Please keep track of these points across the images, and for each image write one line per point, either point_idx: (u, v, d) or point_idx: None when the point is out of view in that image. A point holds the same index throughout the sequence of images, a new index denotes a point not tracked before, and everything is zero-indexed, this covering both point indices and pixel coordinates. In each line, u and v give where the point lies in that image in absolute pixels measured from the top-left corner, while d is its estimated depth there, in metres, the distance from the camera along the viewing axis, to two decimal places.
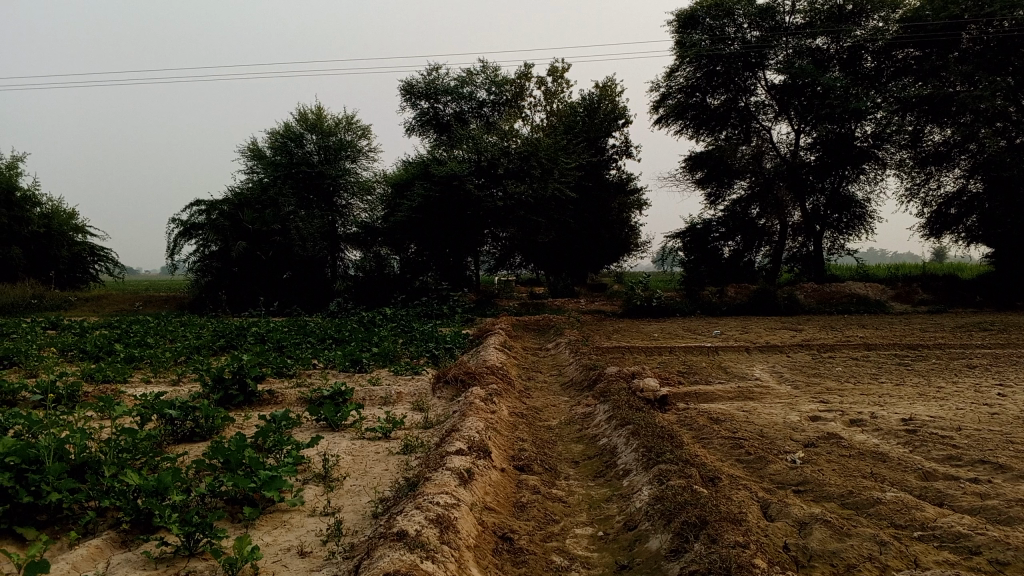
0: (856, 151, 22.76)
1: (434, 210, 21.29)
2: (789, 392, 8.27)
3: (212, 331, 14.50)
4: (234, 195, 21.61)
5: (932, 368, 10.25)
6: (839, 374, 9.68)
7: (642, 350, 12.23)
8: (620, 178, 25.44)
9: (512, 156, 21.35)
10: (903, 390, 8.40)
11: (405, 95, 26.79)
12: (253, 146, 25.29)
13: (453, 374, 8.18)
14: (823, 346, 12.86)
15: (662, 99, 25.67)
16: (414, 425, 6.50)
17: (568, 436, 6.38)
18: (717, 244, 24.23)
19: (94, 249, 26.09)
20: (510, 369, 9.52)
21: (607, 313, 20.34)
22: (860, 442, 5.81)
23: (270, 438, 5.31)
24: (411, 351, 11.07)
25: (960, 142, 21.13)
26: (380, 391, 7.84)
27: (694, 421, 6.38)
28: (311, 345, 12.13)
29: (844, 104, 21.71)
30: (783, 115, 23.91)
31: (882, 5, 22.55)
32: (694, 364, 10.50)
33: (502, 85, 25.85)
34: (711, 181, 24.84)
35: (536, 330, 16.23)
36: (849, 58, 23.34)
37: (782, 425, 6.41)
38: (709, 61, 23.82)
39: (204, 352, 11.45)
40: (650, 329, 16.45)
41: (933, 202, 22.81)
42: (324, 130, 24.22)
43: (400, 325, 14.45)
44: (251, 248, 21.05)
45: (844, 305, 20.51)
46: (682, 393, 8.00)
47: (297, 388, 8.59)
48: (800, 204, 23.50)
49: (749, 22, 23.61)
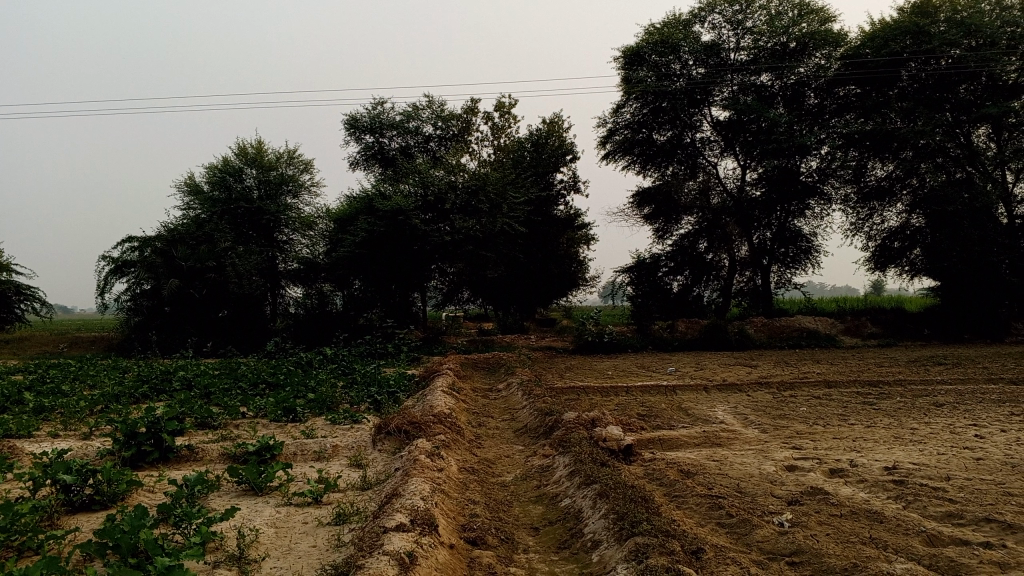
0: (803, 185, 22.57)
1: (377, 243, 20.58)
2: (759, 438, 7.71)
3: (136, 376, 13.46)
4: (167, 232, 20.65)
5: (899, 407, 9.83)
6: (805, 415, 9.17)
7: (598, 391, 11.61)
8: (568, 213, 24.99)
9: (459, 191, 20.91)
10: (876, 433, 7.89)
11: (349, 129, 26.23)
12: (190, 180, 24.31)
13: (395, 424, 7.43)
14: (782, 384, 12.43)
15: (609, 134, 25.38)
16: (351, 486, 5.77)
17: (524, 493, 5.73)
18: (666, 279, 24.08)
19: (20, 288, 24.64)
20: (458, 415, 8.79)
21: (558, 350, 19.76)
22: (848, 497, 5.25)
23: (178, 510, 4.53)
24: (351, 396, 10.26)
25: (902, 178, 21.63)
26: (314, 444, 7.12)
27: (664, 475, 5.79)
28: (242, 391, 11.22)
29: (790, 140, 21.62)
30: (729, 151, 23.95)
31: (825, 42, 22.61)
32: (654, 405, 9.88)
33: (448, 120, 25.26)
34: (659, 216, 24.66)
35: (486, 369, 15.55)
36: (793, 96, 23.33)
37: (760, 478, 5.86)
38: (655, 97, 23.69)
39: (124, 400, 10.50)
40: (604, 366, 15.89)
41: (877, 236, 22.98)
42: (264, 164, 23.42)
43: (341, 366, 13.63)
44: (184, 286, 19.97)
45: (795, 339, 20.29)
46: (646, 440, 7.40)
47: (222, 442, 7.76)
48: (747, 238, 23.45)
49: (695, 59, 23.63)
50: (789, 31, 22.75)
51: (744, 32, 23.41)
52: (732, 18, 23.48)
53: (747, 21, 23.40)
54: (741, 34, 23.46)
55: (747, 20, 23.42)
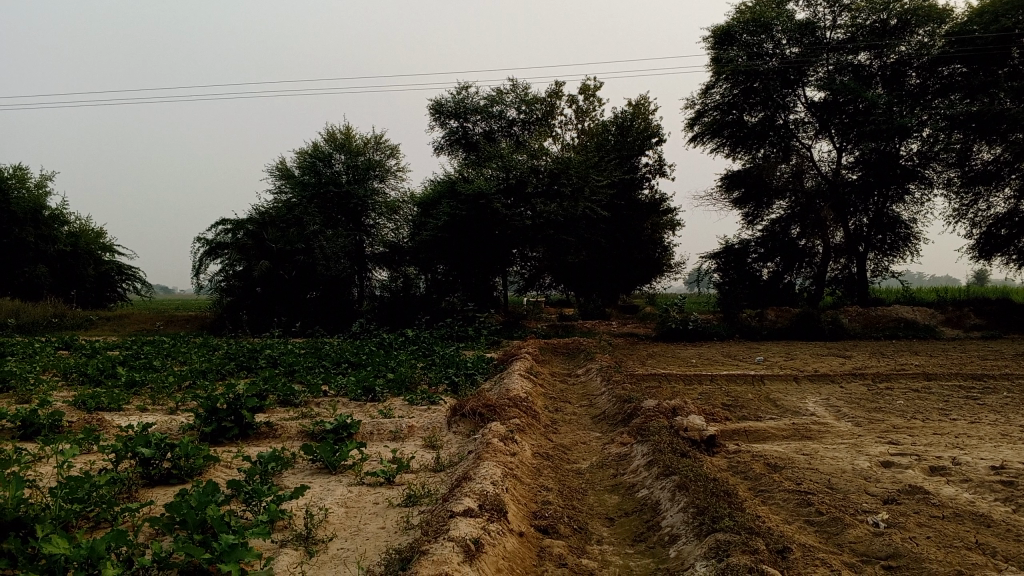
0: (902, 169, 21.58)
1: (459, 228, 20.50)
2: (852, 431, 7.30)
3: (224, 353, 13.81)
4: (259, 215, 21.11)
5: (1006, 402, 9.19)
6: (902, 408, 8.67)
7: (681, 379, 11.29)
8: (653, 198, 24.47)
9: (542, 175, 20.74)
10: (982, 430, 7.37)
11: (434, 113, 26.34)
12: (281, 165, 24.87)
13: (471, 406, 7.32)
14: (878, 376, 11.83)
15: (697, 116, 24.78)
16: (423, 468, 5.69)
17: (601, 482, 5.53)
18: (755, 266, 23.38)
19: (122, 268, 25.73)
20: (535, 399, 8.64)
21: (640, 336, 19.41)
22: (951, 498, 4.85)
23: (248, 487, 4.51)
24: (429, 377, 10.23)
25: (1011, 162, 20.06)
26: (389, 424, 7.09)
27: (748, 468, 5.51)
28: (323, 371, 11.34)
29: (889, 121, 20.76)
30: (824, 134, 22.79)
31: (928, 19, 21.61)
32: (740, 395, 9.51)
33: (532, 104, 25.02)
34: (749, 200, 23.97)
35: (566, 354, 15.38)
36: (892, 76, 22.10)
37: (852, 474, 5.50)
38: (747, 77, 22.99)
39: (211, 377, 10.75)
40: (688, 354, 15.49)
41: (982, 223, 21.69)
42: (352, 149, 23.75)
43: (421, 348, 13.68)
44: (273, 268, 20.47)
45: (891, 329, 19.35)
46: (730, 431, 7.10)
47: (300, 419, 7.82)
48: (842, 224, 22.46)
49: (788, 39, 22.66)
50: (889, 7, 21.79)
51: (841, 10, 22.46)
52: None
53: None
54: (839, 12, 22.46)
55: None
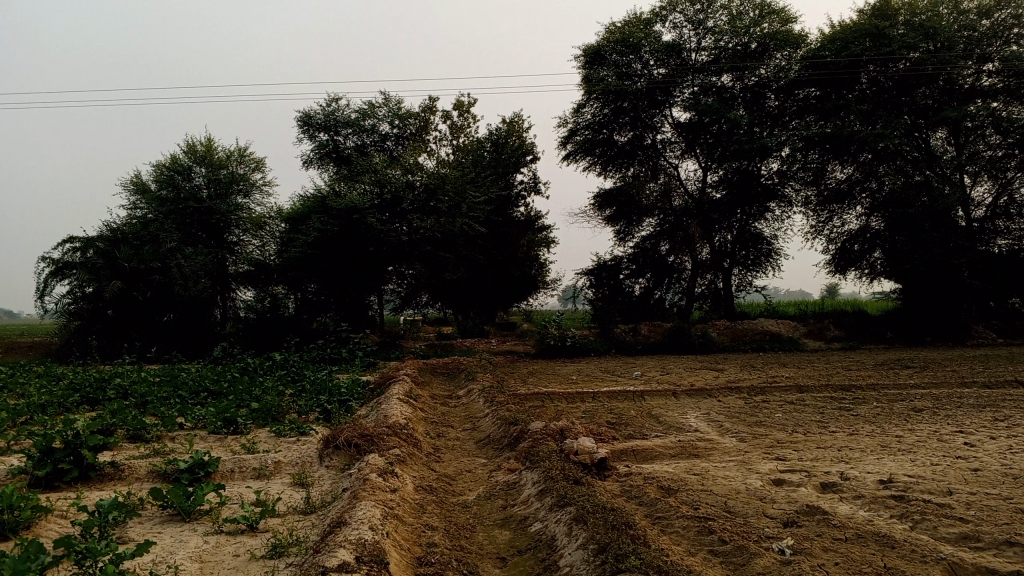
0: (762, 188, 22.37)
1: (331, 245, 19.68)
2: (738, 447, 7.19)
3: (68, 384, 12.53)
4: (109, 231, 19.62)
5: (877, 412, 9.41)
6: (782, 422, 8.69)
7: (563, 397, 11.04)
8: (528, 216, 24.44)
9: (418, 190, 20.23)
10: (861, 442, 7.42)
11: (302, 126, 25.34)
12: (136, 179, 23.25)
13: (345, 437, 6.74)
14: (753, 389, 12.00)
15: (570, 134, 24.87)
16: (292, 510, 5.11)
17: (490, 516, 5.11)
18: (626, 282, 23.57)
19: None
20: (415, 425, 8.13)
21: (519, 354, 19.19)
22: (849, 517, 4.71)
23: (81, 546, 3.84)
24: (299, 405, 9.54)
25: (861, 180, 21.47)
26: (253, 460, 6.47)
27: (643, 493, 5.24)
28: (181, 401, 10.41)
29: (752, 140, 21.45)
30: (690, 152, 23.60)
31: (786, 43, 22.47)
32: (623, 412, 9.32)
33: (405, 119, 24.55)
34: (621, 218, 24.23)
35: (445, 375, 14.91)
36: (753, 98, 23.05)
37: (747, 495, 5.33)
38: (615, 96, 23.14)
39: (50, 411, 9.64)
40: (567, 371, 15.33)
41: (837, 239, 22.84)
42: (214, 162, 22.49)
43: (290, 373, 12.88)
44: (126, 289, 19.05)
45: (757, 342, 19.96)
46: (618, 452, 6.84)
47: (152, 458, 7.02)
48: (708, 240, 23.00)
49: (655, 58, 23.14)
50: (749, 31, 22.50)
51: (705, 32, 22.96)
52: (694, 18, 23.01)
53: (708, 22, 22.97)
54: (703, 33, 22.98)
55: (707, 20, 23.00)
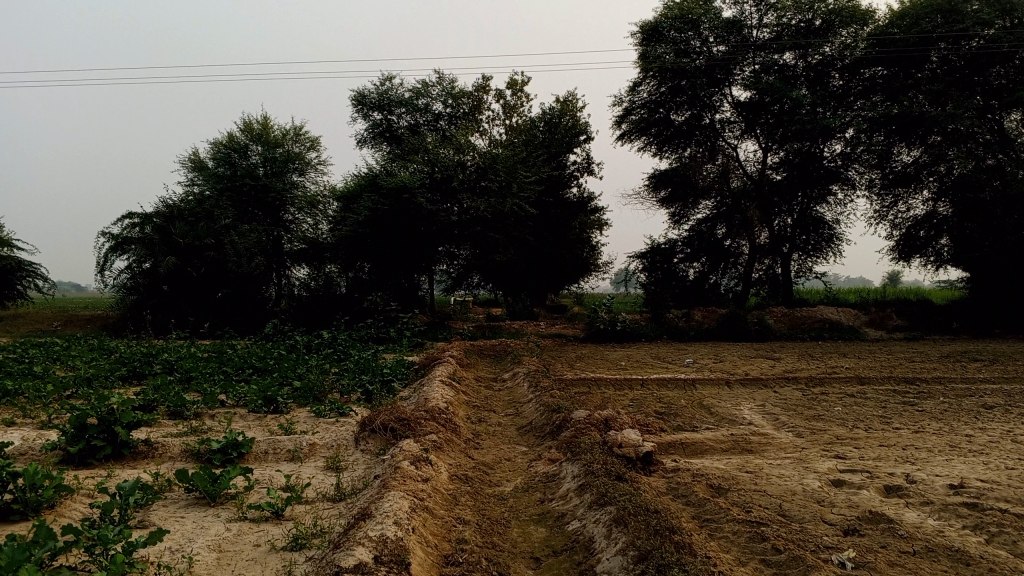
0: (824, 170, 21.85)
1: (381, 223, 19.56)
2: (794, 443, 6.78)
3: (118, 357, 12.65)
4: (166, 207, 19.70)
5: (944, 408, 8.86)
6: (842, 417, 8.22)
7: (611, 384, 10.71)
8: (582, 197, 24.01)
9: (469, 170, 20.01)
10: (928, 441, 6.93)
11: (357, 105, 25.31)
12: (193, 156, 23.50)
13: (381, 420, 6.53)
14: (811, 379, 11.50)
15: (625, 114, 24.23)
16: (320, 497, 4.92)
17: (526, 510, 4.82)
18: (681, 267, 23.09)
19: (22, 265, 23.19)
20: (457, 410, 7.89)
21: (568, 338, 18.88)
22: (917, 527, 4.32)
23: (94, 532, 3.68)
24: (340, 385, 9.40)
25: (929, 164, 20.20)
26: (287, 442, 6.32)
27: (691, 492, 4.90)
28: (225, 378, 10.37)
29: (814, 121, 20.61)
30: (749, 133, 22.85)
31: (852, 20, 21.48)
32: (672, 401, 8.95)
33: (459, 98, 24.26)
34: (675, 200, 23.71)
35: (491, 357, 14.68)
36: (816, 77, 22.14)
37: (804, 497, 4.95)
38: (673, 75, 22.54)
39: (97, 384, 9.69)
40: (617, 356, 14.97)
41: (902, 225, 21.91)
42: (270, 140, 22.59)
43: (336, 351, 12.80)
44: (181, 264, 19.19)
45: (816, 331, 19.28)
46: (666, 445, 6.50)
47: (188, 436, 6.92)
48: (767, 224, 22.30)
49: (715, 36, 22.44)
50: (814, 7, 21.64)
51: (767, 9, 22.20)
52: None
53: None
54: (765, 10, 22.24)
55: None
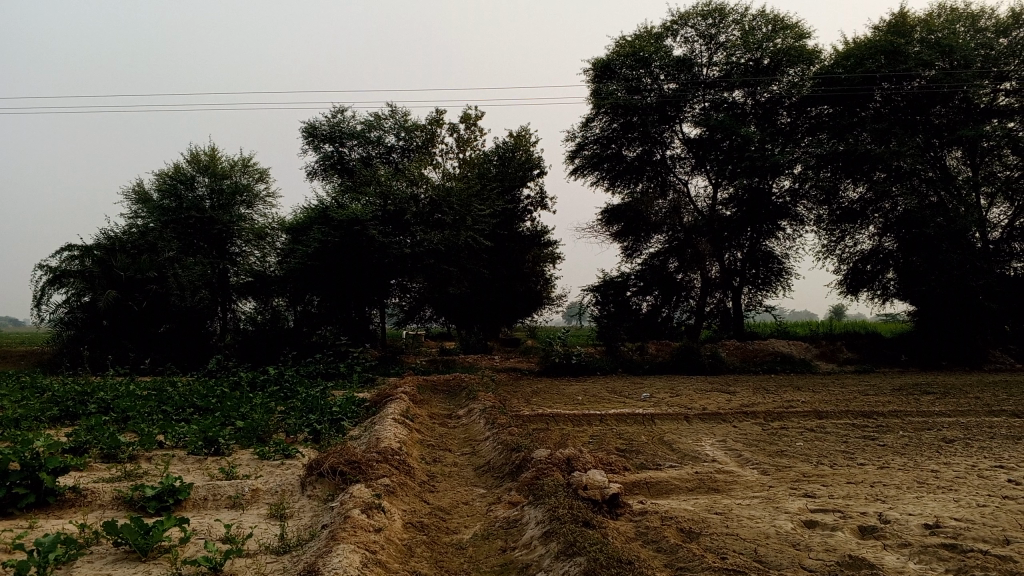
0: (773, 207, 22.08)
1: (331, 256, 19.14)
2: (761, 482, 6.57)
3: (49, 396, 11.95)
4: (107, 239, 19.14)
5: (906, 442, 8.77)
6: (806, 452, 8.08)
7: (568, 420, 10.44)
8: (534, 231, 23.92)
9: (422, 203, 19.77)
10: (896, 477, 6.78)
11: (307, 137, 24.96)
12: (137, 187, 22.82)
13: (330, 463, 6.14)
14: (770, 414, 11.37)
15: (578, 149, 24.37)
16: (264, 550, 4.53)
17: (487, 560, 4.50)
18: (633, 300, 22.93)
19: None
20: (410, 449, 7.54)
21: (523, 372, 18.59)
22: (900, 572, 4.11)
23: None
24: (288, 424, 8.96)
25: (875, 200, 20.72)
26: (229, 487, 5.91)
27: (662, 536, 4.64)
28: (164, 418, 9.83)
29: (763, 158, 20.96)
30: (700, 169, 22.96)
31: (799, 59, 21.97)
32: (633, 438, 8.73)
33: (412, 131, 24.09)
34: (628, 234, 23.69)
35: (445, 393, 14.31)
36: (765, 114, 22.53)
37: (779, 540, 4.72)
38: (625, 111, 22.70)
39: (25, 424, 9.09)
40: (573, 391, 14.71)
41: (849, 259, 22.14)
42: (217, 172, 22.05)
43: (283, 388, 12.32)
44: (122, 298, 18.53)
45: (769, 364, 19.30)
46: (631, 485, 6.24)
47: (121, 482, 6.44)
48: (719, 258, 22.19)
49: (666, 74, 22.58)
50: (762, 46, 22.02)
51: (717, 47, 22.50)
52: (705, 33, 22.50)
53: (720, 36, 22.50)
54: (715, 49, 22.54)
55: (719, 34, 22.52)
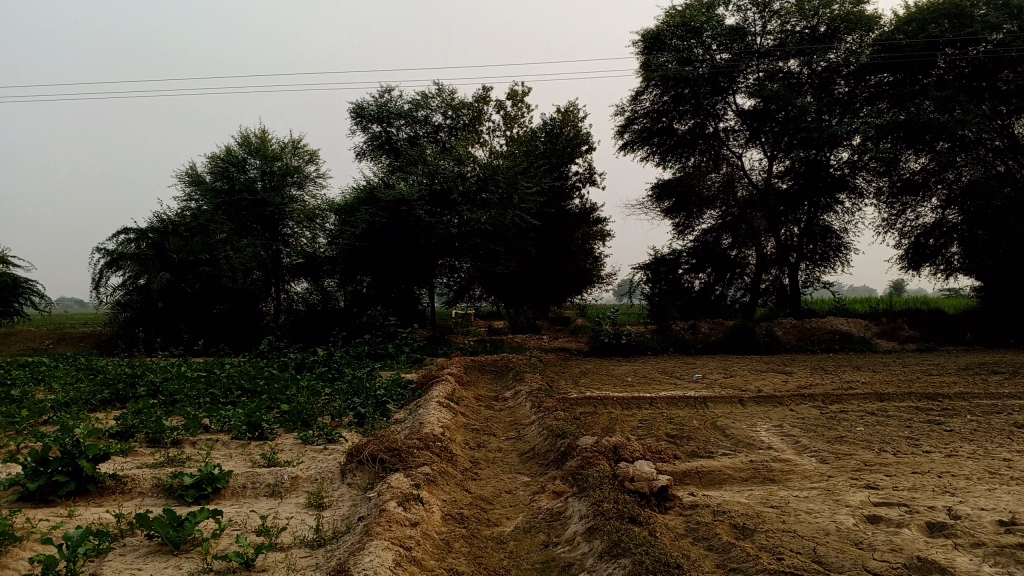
0: (831, 179, 21.01)
1: (379, 235, 19.07)
2: (820, 471, 6.23)
3: (103, 378, 12.11)
4: (160, 221, 19.32)
5: (974, 428, 8.30)
6: (867, 438, 7.69)
7: (617, 403, 10.16)
8: (583, 208, 23.55)
9: (469, 182, 19.55)
10: (965, 467, 6.38)
11: (355, 117, 24.94)
12: (190, 171, 23.06)
13: (370, 451, 5.99)
14: (828, 396, 10.93)
15: (627, 124, 23.86)
16: (299, 543, 4.40)
17: (528, 557, 4.30)
18: (685, 277, 22.48)
19: (19, 281, 22.08)
20: (454, 434, 7.36)
21: (572, 352, 18.33)
22: None
23: None
24: (332, 407, 8.87)
25: (938, 171, 19.93)
26: (268, 475, 5.81)
27: (714, 533, 4.38)
28: (212, 401, 9.84)
29: (820, 130, 20.10)
30: (754, 142, 22.30)
31: (857, 24, 21.00)
32: (684, 422, 8.45)
33: (459, 109, 23.85)
34: (680, 210, 23.25)
35: (493, 374, 14.15)
36: (822, 84, 21.64)
37: (839, 538, 4.42)
38: (676, 84, 22.12)
39: (76, 408, 9.16)
40: (622, 372, 14.41)
41: (911, 233, 21.35)
42: (267, 154, 22.10)
43: (331, 370, 12.28)
44: (175, 281, 18.70)
45: (827, 342, 18.71)
46: (681, 474, 5.98)
47: (163, 468, 6.40)
48: (774, 234, 21.66)
49: (718, 44, 21.90)
50: (819, 13, 21.08)
51: (771, 15, 21.69)
52: (759, 1, 21.71)
53: (774, 4, 21.68)
54: (769, 17, 21.70)
55: (774, 2, 21.72)
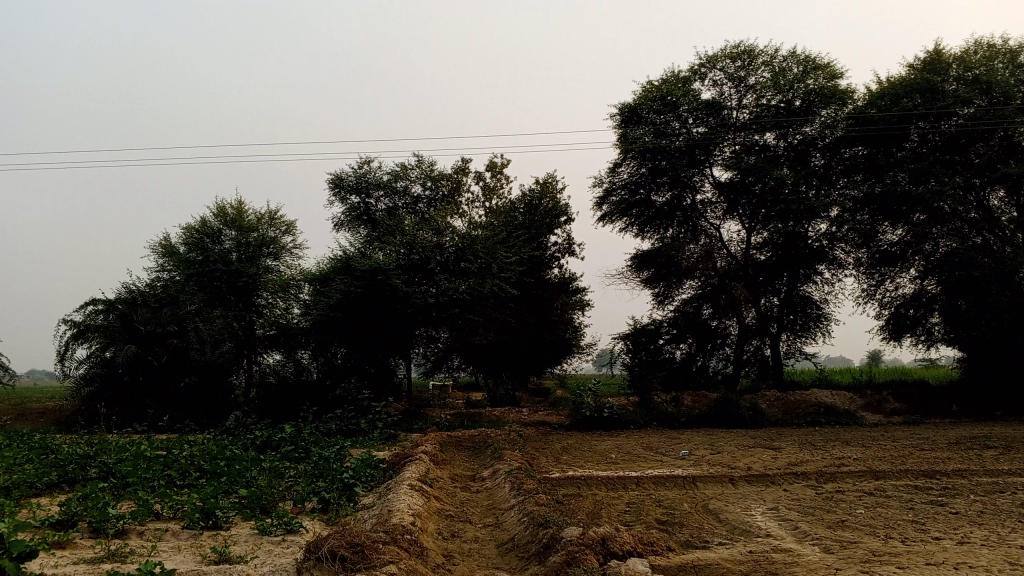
0: (808, 251, 21.11)
1: (354, 307, 18.57)
2: (827, 564, 5.70)
3: (54, 458, 11.34)
4: (129, 292, 18.71)
5: (982, 510, 7.81)
6: (872, 524, 7.17)
7: (602, 484, 9.60)
8: (562, 278, 23.24)
9: (447, 252, 19.25)
10: (983, 557, 5.86)
11: (333, 188, 24.71)
12: (164, 241, 22.57)
13: (331, 546, 5.40)
14: (822, 474, 10.41)
15: (605, 195, 23.73)
16: None
17: None
18: (666, 348, 22.03)
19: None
20: (426, 523, 6.76)
21: (552, 426, 17.70)
22: None
23: None
24: (295, 492, 8.22)
25: (916, 243, 19.88)
26: (216, 574, 5.18)
27: None
28: (167, 485, 9.15)
29: (800, 201, 20.11)
30: (732, 214, 22.21)
31: (831, 99, 21.20)
32: (675, 506, 7.93)
33: (437, 180, 23.68)
34: (659, 280, 22.83)
35: (470, 451, 13.52)
36: (797, 156, 21.57)
37: None
38: (653, 155, 22.19)
39: (18, 494, 8.44)
40: (605, 448, 13.82)
41: (891, 304, 21.15)
42: (244, 224, 21.68)
43: (299, 449, 11.61)
44: (141, 353, 18.01)
45: (813, 416, 18.23)
46: (676, 570, 5.43)
47: (101, 565, 5.75)
48: (755, 303, 21.38)
49: (695, 117, 21.98)
50: (794, 87, 21.26)
51: (747, 89, 21.80)
52: (735, 75, 21.87)
53: (749, 78, 21.83)
54: (745, 91, 21.83)
55: (749, 76, 21.86)
